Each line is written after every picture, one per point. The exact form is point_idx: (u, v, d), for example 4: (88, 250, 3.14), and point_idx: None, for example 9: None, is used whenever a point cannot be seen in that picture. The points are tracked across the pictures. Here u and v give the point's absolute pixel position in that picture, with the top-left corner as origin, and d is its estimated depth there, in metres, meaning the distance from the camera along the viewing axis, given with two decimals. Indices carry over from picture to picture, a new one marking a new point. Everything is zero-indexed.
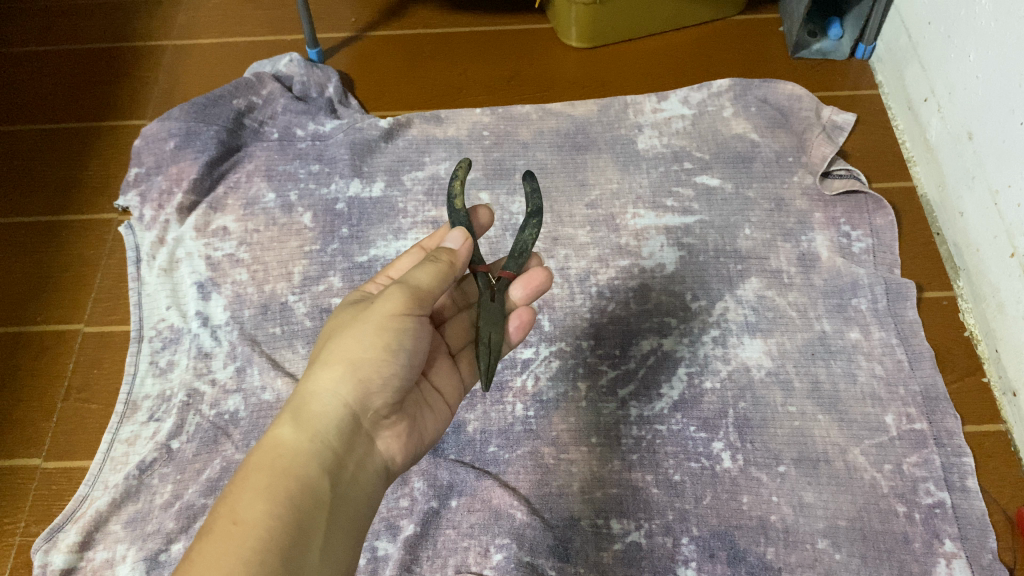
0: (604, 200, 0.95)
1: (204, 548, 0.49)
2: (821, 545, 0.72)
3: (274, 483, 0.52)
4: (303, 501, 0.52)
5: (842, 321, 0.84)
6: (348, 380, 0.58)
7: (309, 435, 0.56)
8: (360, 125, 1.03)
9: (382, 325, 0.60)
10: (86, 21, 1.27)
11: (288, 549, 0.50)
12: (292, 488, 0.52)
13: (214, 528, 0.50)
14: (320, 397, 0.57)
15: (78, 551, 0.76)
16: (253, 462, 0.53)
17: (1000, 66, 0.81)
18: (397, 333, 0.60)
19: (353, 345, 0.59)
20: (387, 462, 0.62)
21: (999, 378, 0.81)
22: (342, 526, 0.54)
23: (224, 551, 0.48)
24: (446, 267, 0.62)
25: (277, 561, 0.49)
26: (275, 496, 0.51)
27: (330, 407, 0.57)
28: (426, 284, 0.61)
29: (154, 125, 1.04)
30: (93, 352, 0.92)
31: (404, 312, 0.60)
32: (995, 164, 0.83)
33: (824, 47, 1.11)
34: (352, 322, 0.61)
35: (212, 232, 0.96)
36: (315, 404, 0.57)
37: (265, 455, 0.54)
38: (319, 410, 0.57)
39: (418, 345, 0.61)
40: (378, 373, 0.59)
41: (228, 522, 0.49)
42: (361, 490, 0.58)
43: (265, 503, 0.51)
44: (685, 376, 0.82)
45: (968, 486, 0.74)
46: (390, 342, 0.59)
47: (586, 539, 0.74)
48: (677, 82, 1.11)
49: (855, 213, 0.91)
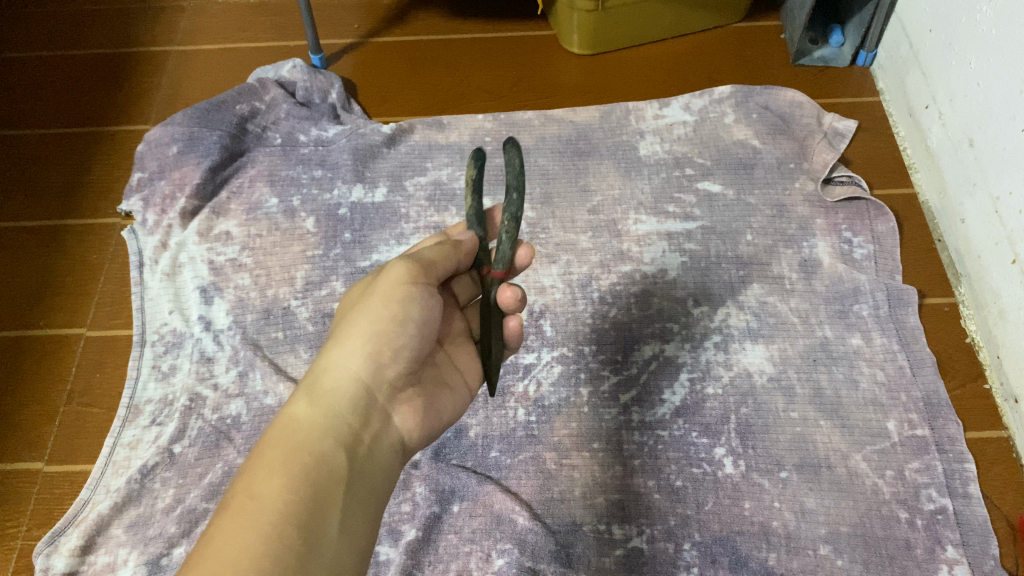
0: (607, 206, 0.95)
1: (223, 522, 0.48)
2: (823, 551, 0.72)
3: (290, 458, 0.52)
4: (319, 474, 0.52)
5: (844, 327, 0.84)
6: (360, 353, 0.59)
7: (323, 410, 0.56)
8: (363, 131, 1.04)
9: (390, 298, 0.60)
10: (91, 27, 1.28)
11: (307, 522, 0.49)
12: (308, 462, 0.52)
13: (232, 504, 0.50)
14: (332, 373, 0.58)
15: (79, 556, 0.75)
16: (269, 438, 0.54)
17: (1001, 73, 0.82)
18: (407, 306, 0.60)
19: (363, 319, 0.59)
20: (403, 436, 0.61)
21: (1000, 385, 0.82)
22: (361, 499, 0.54)
23: (243, 525, 0.48)
24: (453, 249, 0.64)
25: (296, 534, 0.49)
26: (291, 470, 0.52)
27: (343, 382, 0.58)
28: (433, 259, 0.63)
29: (157, 130, 1.05)
30: (96, 356, 0.92)
31: (413, 286, 0.61)
32: (996, 171, 0.83)
33: (825, 54, 1.12)
34: (362, 299, 0.62)
35: (214, 237, 0.96)
36: (327, 379, 0.58)
37: (281, 432, 0.54)
38: (332, 385, 0.57)
39: (427, 318, 0.61)
40: (389, 346, 0.59)
41: (244, 496, 0.50)
42: (378, 464, 0.57)
43: (282, 478, 0.51)
44: (687, 382, 0.82)
45: (970, 492, 0.74)
46: (400, 315, 0.60)
47: (588, 545, 0.74)
48: (679, 89, 1.11)
49: (856, 219, 0.91)
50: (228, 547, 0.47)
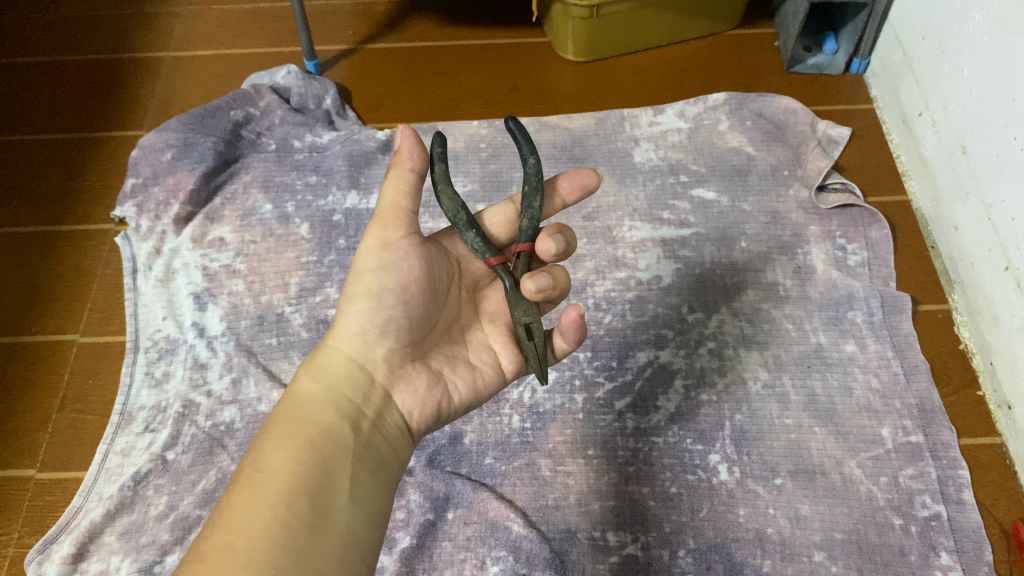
0: (602, 212, 0.96)
1: (233, 497, 0.49)
2: (818, 558, 0.72)
3: (293, 432, 0.53)
4: (324, 446, 0.53)
5: (838, 333, 0.84)
6: (353, 330, 0.59)
7: (322, 386, 0.57)
8: (358, 137, 1.04)
9: (365, 271, 0.60)
10: (85, 33, 1.28)
11: (314, 491, 0.50)
12: (310, 434, 0.53)
13: (240, 478, 0.50)
14: (329, 353, 0.59)
15: (72, 563, 0.75)
16: (275, 417, 0.55)
17: (993, 81, 0.82)
18: (384, 270, 0.59)
19: (348, 297, 0.60)
20: (414, 412, 0.60)
21: (994, 391, 0.82)
22: (369, 470, 0.54)
23: (252, 496, 0.48)
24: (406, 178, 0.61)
25: (304, 501, 0.49)
26: (295, 443, 0.52)
27: (339, 360, 0.59)
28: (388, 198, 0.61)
29: (151, 136, 1.04)
30: (89, 362, 0.92)
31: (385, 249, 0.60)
32: (989, 178, 0.83)
33: (819, 62, 1.11)
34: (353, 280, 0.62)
35: (208, 243, 0.96)
36: (325, 359, 0.59)
37: (285, 410, 0.55)
38: (329, 363, 0.59)
39: (408, 277, 0.59)
40: (375, 316, 0.59)
41: (252, 470, 0.50)
42: (384, 438, 0.57)
43: (286, 450, 0.51)
44: (682, 388, 0.82)
45: (964, 499, 0.74)
46: (379, 282, 0.59)
47: (583, 552, 0.73)
48: (673, 96, 1.12)
49: (850, 226, 0.92)
50: (240, 517, 0.47)
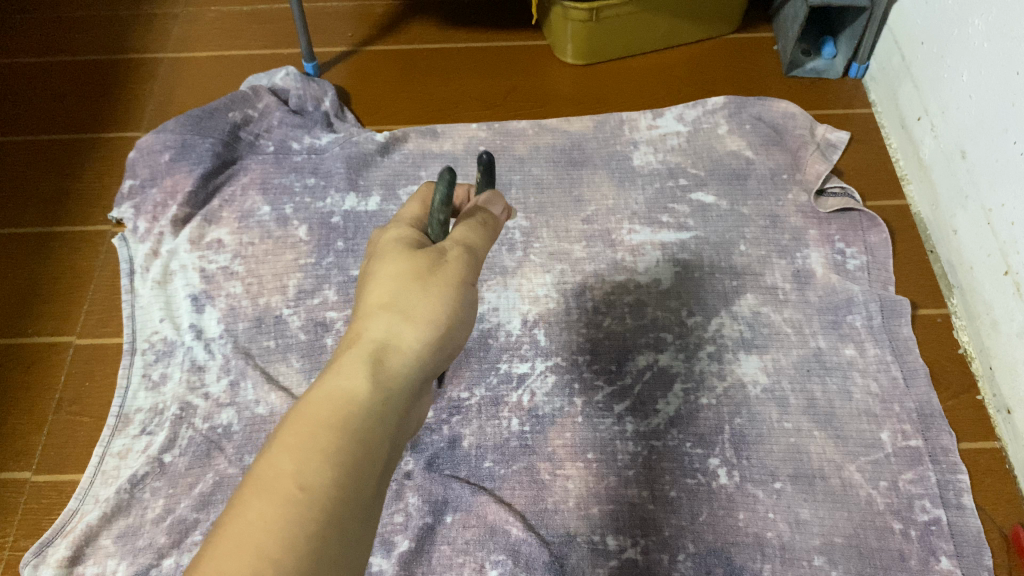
0: (601, 215, 0.96)
1: (264, 511, 0.39)
2: (818, 563, 0.72)
3: (349, 444, 0.44)
4: (375, 471, 0.45)
5: (837, 337, 0.84)
6: (424, 341, 0.52)
7: (383, 395, 0.48)
8: (356, 140, 1.03)
9: (453, 293, 0.54)
10: (83, 33, 1.27)
11: (358, 528, 0.42)
12: (367, 455, 0.44)
13: (274, 487, 0.40)
14: (396, 353, 0.50)
15: (67, 567, 0.74)
16: (323, 413, 0.44)
17: (992, 85, 0.83)
18: (464, 303, 0.55)
19: (427, 301, 0.53)
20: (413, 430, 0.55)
21: (993, 396, 0.82)
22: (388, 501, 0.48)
23: (294, 523, 0.39)
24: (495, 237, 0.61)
25: (349, 539, 0.41)
26: (349, 461, 0.43)
27: (403, 368, 0.50)
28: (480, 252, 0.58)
29: (149, 137, 1.04)
30: (85, 364, 0.91)
31: (467, 274, 0.56)
32: (989, 182, 0.84)
33: (817, 66, 1.12)
34: (425, 278, 0.54)
35: (206, 245, 0.95)
36: (391, 360, 0.50)
37: (335, 406, 0.45)
38: (395, 367, 0.50)
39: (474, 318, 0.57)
40: (446, 342, 0.53)
41: (294, 485, 0.40)
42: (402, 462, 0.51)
43: (338, 469, 0.42)
44: (681, 392, 0.82)
45: (964, 503, 0.74)
46: (458, 309, 0.54)
47: (583, 556, 0.73)
48: (672, 100, 1.12)
49: (849, 230, 0.92)
50: (274, 544, 0.38)
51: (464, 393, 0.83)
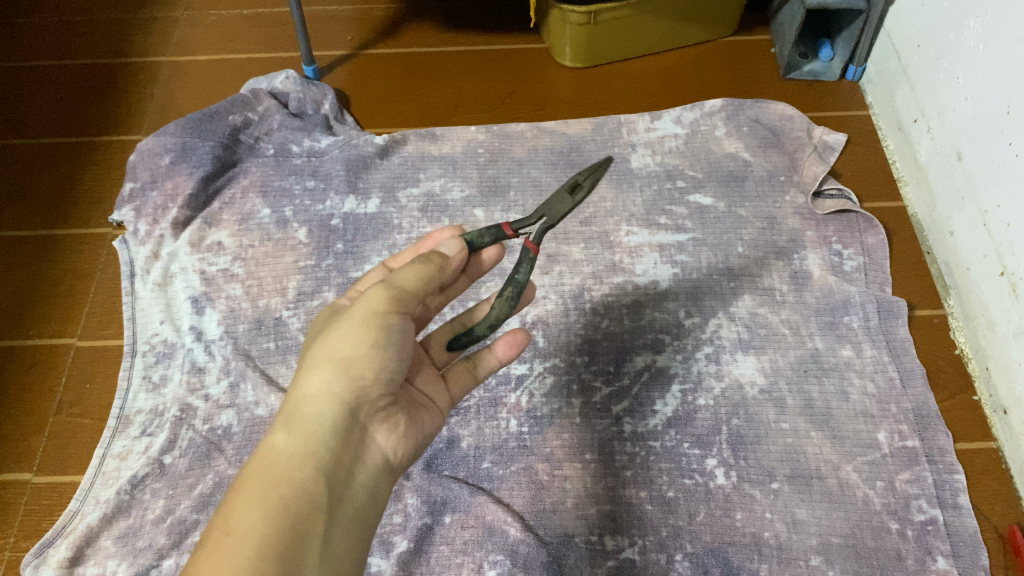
0: (599, 217, 0.96)
1: (201, 561, 0.47)
2: (815, 563, 0.72)
3: (270, 489, 0.50)
4: (302, 505, 0.51)
5: (834, 338, 0.85)
6: (341, 380, 0.56)
7: (304, 439, 0.53)
8: (356, 142, 1.04)
9: (365, 326, 0.57)
10: (84, 37, 1.28)
11: (287, 553, 0.48)
12: (288, 494, 0.51)
13: (212, 537, 0.48)
14: (316, 399, 0.55)
15: (68, 567, 0.75)
16: (249, 470, 0.52)
17: (988, 88, 0.83)
18: (381, 330, 0.58)
19: (337, 346, 0.57)
20: (390, 455, 0.59)
21: (989, 396, 0.82)
22: (342, 526, 0.52)
23: (219, 561, 0.46)
24: (438, 270, 0.61)
25: (276, 565, 0.47)
26: (268, 501, 0.50)
27: (324, 409, 0.55)
28: (412, 285, 0.59)
29: (150, 140, 1.05)
30: (86, 365, 0.92)
31: (384, 305, 0.58)
32: (985, 184, 0.84)
33: (815, 69, 1.13)
34: (337, 326, 0.58)
35: (206, 247, 0.96)
36: (312, 406, 0.55)
37: (261, 463, 0.52)
38: (314, 411, 0.55)
39: (406, 339, 0.59)
40: (367, 370, 0.57)
41: (222, 532, 0.48)
42: (359, 489, 0.55)
43: (259, 511, 0.49)
44: (679, 393, 0.82)
45: (960, 503, 0.74)
46: (377, 342, 0.57)
47: (580, 556, 0.74)
48: (670, 102, 1.12)
49: (847, 232, 0.92)
50: None
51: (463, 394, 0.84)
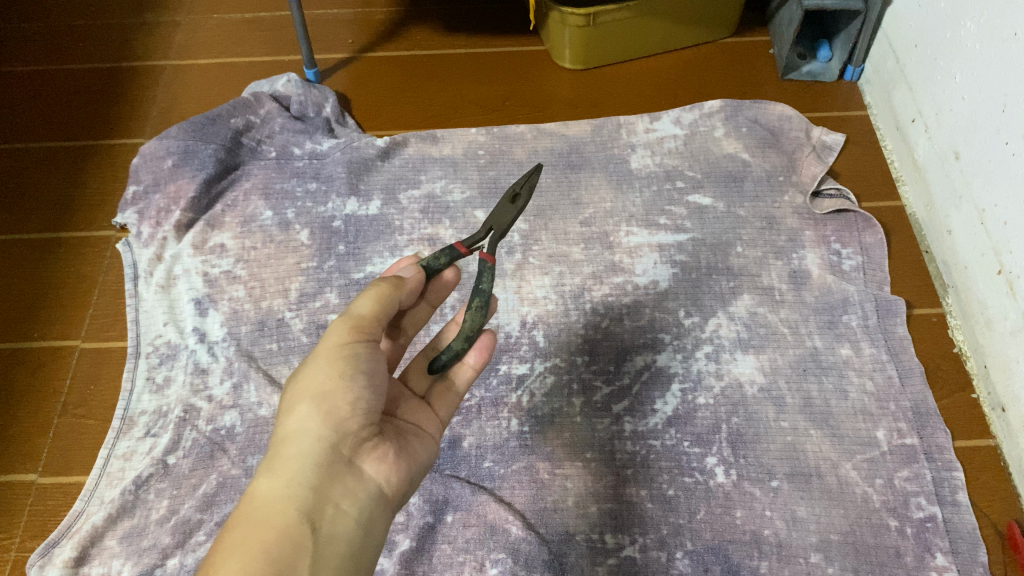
0: (599, 218, 0.97)
1: None
2: (814, 560, 0.72)
3: (254, 536, 0.51)
4: (285, 550, 0.51)
5: (833, 337, 0.85)
6: (313, 417, 0.56)
7: (284, 482, 0.54)
8: (357, 144, 1.04)
9: (332, 358, 0.58)
10: (87, 42, 1.29)
11: None
12: (270, 540, 0.51)
13: None
14: (292, 439, 0.56)
15: (72, 567, 0.75)
16: (233, 520, 0.52)
17: (984, 88, 0.84)
18: (349, 358, 0.58)
19: (309, 384, 0.57)
20: (381, 486, 0.58)
21: (988, 394, 0.83)
22: (330, 566, 0.52)
23: None
24: (393, 290, 0.63)
25: None
26: (252, 549, 0.50)
27: (301, 448, 0.55)
28: (371, 310, 0.61)
29: (153, 144, 1.05)
30: (90, 367, 0.92)
31: (345, 334, 0.60)
32: (982, 184, 0.85)
33: (814, 69, 1.13)
34: (307, 363, 0.59)
35: (209, 250, 0.97)
36: (288, 447, 0.56)
37: (244, 511, 0.53)
38: (291, 453, 0.55)
39: (378, 364, 0.60)
40: (342, 400, 0.57)
41: None
42: (348, 526, 0.54)
43: (241, 560, 0.49)
44: (679, 392, 0.83)
45: (959, 500, 0.75)
46: (345, 371, 0.58)
47: (581, 554, 0.74)
48: (669, 103, 1.13)
49: (845, 231, 0.93)
50: None
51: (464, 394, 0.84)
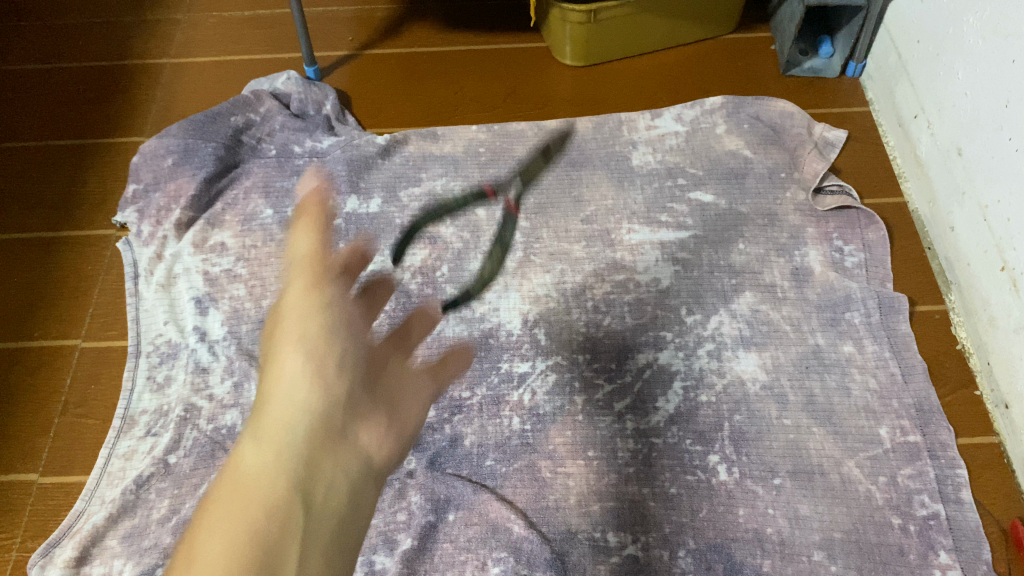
0: (600, 216, 0.96)
1: None
2: (817, 558, 0.72)
3: (240, 504, 0.46)
4: (276, 514, 0.45)
5: (836, 334, 0.85)
6: (294, 375, 0.52)
7: (270, 446, 0.49)
8: (358, 142, 1.04)
9: (302, 311, 0.55)
10: (86, 40, 1.28)
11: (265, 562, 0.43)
12: (258, 506, 0.45)
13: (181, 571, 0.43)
14: (275, 402, 0.51)
15: (74, 567, 0.75)
16: (216, 496, 0.47)
17: (988, 83, 0.83)
18: (321, 308, 0.55)
19: (279, 341, 0.54)
20: (378, 442, 0.53)
21: (991, 391, 0.82)
22: (329, 526, 0.47)
23: None
24: (319, 213, 0.58)
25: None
26: (239, 517, 0.45)
27: (285, 410, 0.51)
28: (314, 246, 0.57)
29: (152, 142, 1.05)
30: (91, 367, 0.92)
31: (304, 283, 0.56)
32: (985, 180, 0.84)
33: (815, 65, 1.12)
34: (277, 324, 0.55)
35: (209, 248, 0.96)
36: (272, 411, 0.51)
37: (228, 485, 0.48)
38: (275, 414, 0.51)
39: (350, 314, 0.57)
40: (317, 352, 0.54)
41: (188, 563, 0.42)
42: (345, 486, 0.49)
43: (227, 528, 0.44)
44: (681, 390, 0.82)
45: (962, 498, 0.74)
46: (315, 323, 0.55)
47: (583, 553, 0.74)
48: (670, 100, 1.13)
49: (847, 228, 0.93)
50: None
51: (466, 393, 0.84)
